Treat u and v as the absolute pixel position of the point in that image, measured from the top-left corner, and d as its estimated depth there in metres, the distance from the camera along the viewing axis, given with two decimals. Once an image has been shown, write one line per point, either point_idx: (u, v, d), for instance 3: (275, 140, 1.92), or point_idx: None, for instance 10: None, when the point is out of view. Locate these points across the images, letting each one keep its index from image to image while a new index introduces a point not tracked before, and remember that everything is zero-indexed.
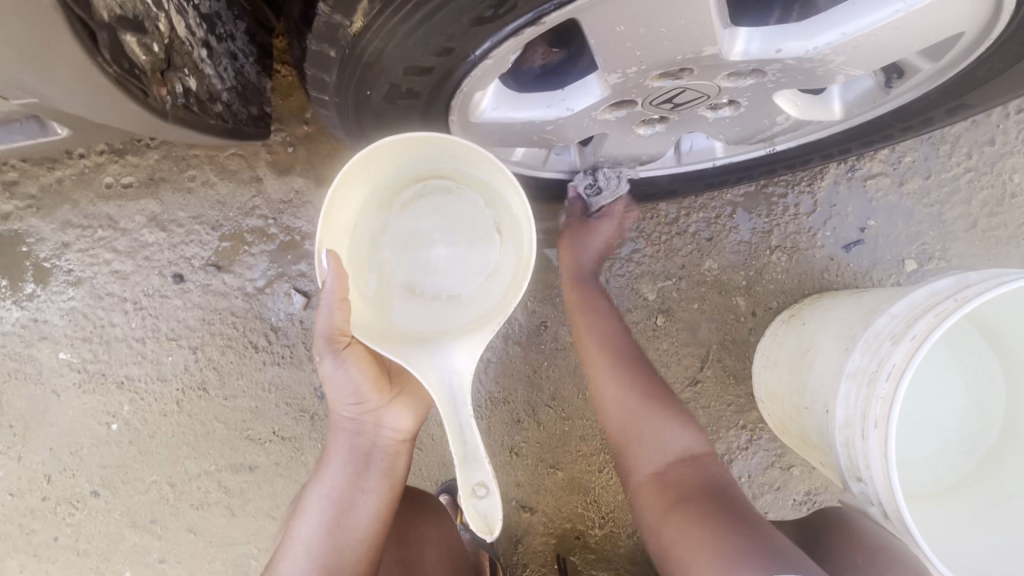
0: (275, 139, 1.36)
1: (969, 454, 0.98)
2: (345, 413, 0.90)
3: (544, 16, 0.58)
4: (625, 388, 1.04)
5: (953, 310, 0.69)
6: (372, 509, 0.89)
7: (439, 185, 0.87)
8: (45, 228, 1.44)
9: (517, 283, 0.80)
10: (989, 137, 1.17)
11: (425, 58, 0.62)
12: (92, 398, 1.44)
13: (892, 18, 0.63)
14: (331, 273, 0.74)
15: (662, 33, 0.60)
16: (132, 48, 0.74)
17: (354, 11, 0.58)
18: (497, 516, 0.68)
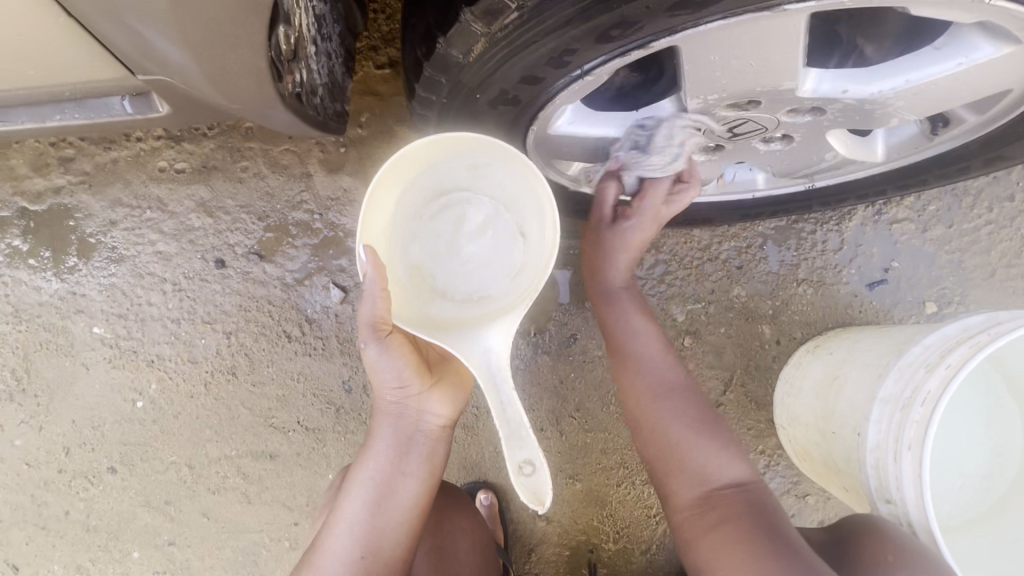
0: (329, 138, 1.41)
1: (988, 493, 1.00)
2: (387, 397, 0.90)
3: (653, 41, 0.64)
4: (672, 412, 0.95)
5: (987, 342, 0.74)
6: (411, 492, 0.91)
7: (465, 191, 0.91)
8: (94, 205, 1.48)
9: (545, 265, 0.81)
10: (1009, 193, 1.24)
11: (540, 70, 0.67)
12: (120, 374, 1.46)
13: (956, 70, 0.70)
14: (372, 264, 0.76)
15: (749, 65, 0.67)
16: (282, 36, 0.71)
17: (495, 20, 0.63)
18: (547, 487, 0.71)
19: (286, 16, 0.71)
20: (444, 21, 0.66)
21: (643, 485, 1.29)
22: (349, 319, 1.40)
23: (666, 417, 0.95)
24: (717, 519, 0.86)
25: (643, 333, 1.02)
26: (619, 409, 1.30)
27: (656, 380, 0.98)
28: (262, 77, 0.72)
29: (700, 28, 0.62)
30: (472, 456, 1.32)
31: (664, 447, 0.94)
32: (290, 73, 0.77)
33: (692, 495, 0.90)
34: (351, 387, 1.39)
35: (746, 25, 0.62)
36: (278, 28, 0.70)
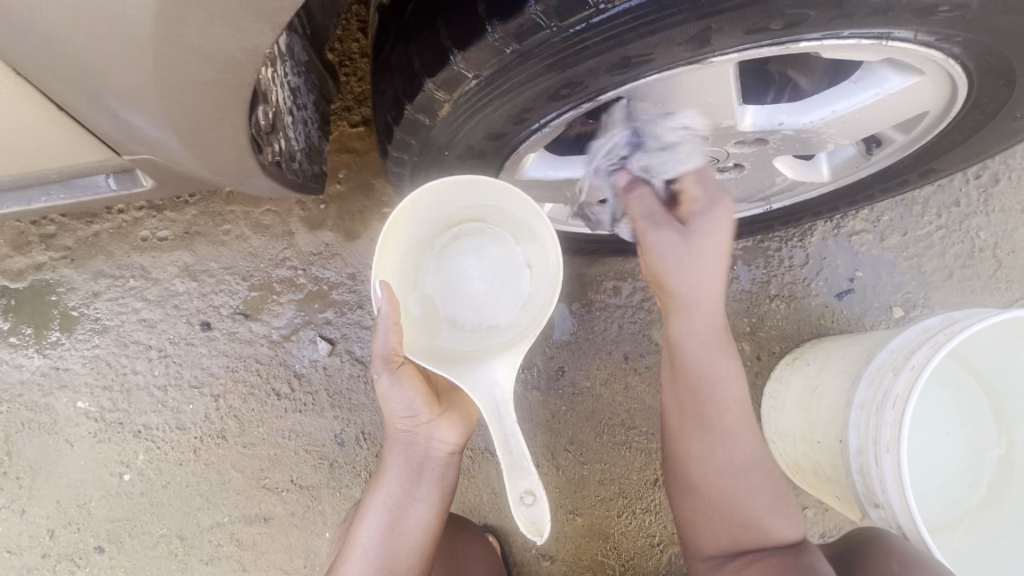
0: (309, 197, 1.46)
1: (974, 486, 1.04)
2: (398, 425, 0.93)
3: (601, 96, 0.70)
4: (717, 461, 0.83)
5: (946, 341, 0.78)
6: (423, 517, 0.94)
7: (476, 228, 0.96)
8: (77, 278, 1.49)
9: (548, 299, 0.85)
10: (954, 199, 1.33)
11: (502, 125, 0.73)
12: (106, 448, 1.43)
13: (875, 99, 0.77)
14: (385, 298, 0.80)
15: (690, 107, 0.74)
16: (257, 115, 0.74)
17: (457, 88, 0.68)
18: (546, 519, 0.71)
19: (262, 94, 0.75)
20: (406, 88, 0.71)
21: (643, 513, 1.29)
22: (338, 371, 1.41)
23: (715, 459, 0.83)
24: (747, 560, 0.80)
25: (721, 347, 0.83)
26: (613, 438, 1.31)
27: (736, 449, 0.83)
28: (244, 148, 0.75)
29: (640, 82, 0.68)
30: (469, 499, 1.31)
31: (703, 489, 0.83)
32: (266, 143, 0.79)
33: (719, 522, 0.82)
34: (344, 439, 1.39)
35: (682, 75, 0.68)
36: (254, 105, 0.73)
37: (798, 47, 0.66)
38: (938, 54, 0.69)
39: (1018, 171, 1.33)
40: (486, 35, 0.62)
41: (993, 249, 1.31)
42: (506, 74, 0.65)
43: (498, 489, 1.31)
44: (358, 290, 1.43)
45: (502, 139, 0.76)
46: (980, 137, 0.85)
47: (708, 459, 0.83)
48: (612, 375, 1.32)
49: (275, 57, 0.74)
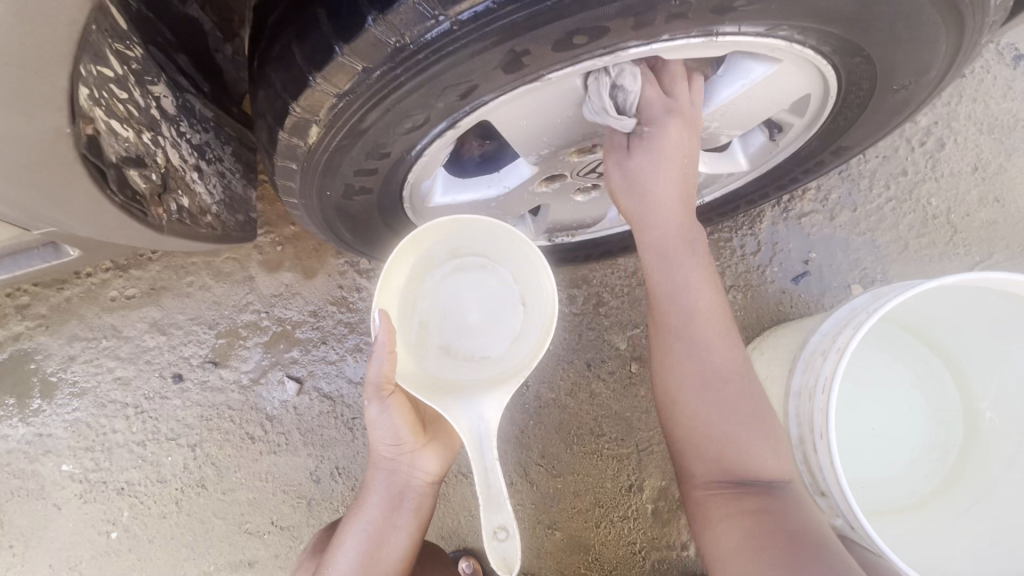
0: (265, 240, 1.48)
1: (940, 462, 1.01)
2: (383, 453, 0.93)
3: (458, 120, 0.64)
4: (719, 411, 0.76)
5: (866, 319, 0.77)
6: (402, 544, 0.94)
7: (475, 257, 0.91)
8: (53, 344, 1.49)
9: (543, 339, 0.82)
10: (901, 169, 1.31)
11: (367, 161, 0.67)
12: (92, 508, 1.44)
13: (741, 89, 0.75)
14: (382, 327, 0.78)
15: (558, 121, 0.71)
16: (136, 178, 0.75)
17: (306, 135, 0.62)
18: (518, 557, 0.71)
19: (140, 159, 0.75)
20: (272, 138, 0.66)
21: (621, 520, 1.27)
22: (308, 408, 1.42)
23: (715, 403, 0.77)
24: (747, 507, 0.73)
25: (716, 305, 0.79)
26: (583, 447, 1.29)
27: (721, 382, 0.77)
28: (129, 217, 0.76)
29: (488, 103, 0.63)
30: (446, 524, 1.30)
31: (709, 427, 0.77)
32: (156, 204, 0.80)
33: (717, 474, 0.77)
34: (319, 476, 1.40)
35: (530, 92, 0.64)
36: (132, 172, 0.74)
37: (630, 53, 0.61)
38: (802, 46, 0.67)
39: (962, 134, 1.31)
40: (312, 86, 0.58)
41: (945, 215, 1.29)
42: (347, 114, 0.60)
43: (474, 510, 1.30)
44: (320, 326, 1.44)
45: (375, 173, 0.70)
46: (871, 111, 0.83)
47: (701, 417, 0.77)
48: (576, 384, 1.30)
49: (150, 121, 0.77)
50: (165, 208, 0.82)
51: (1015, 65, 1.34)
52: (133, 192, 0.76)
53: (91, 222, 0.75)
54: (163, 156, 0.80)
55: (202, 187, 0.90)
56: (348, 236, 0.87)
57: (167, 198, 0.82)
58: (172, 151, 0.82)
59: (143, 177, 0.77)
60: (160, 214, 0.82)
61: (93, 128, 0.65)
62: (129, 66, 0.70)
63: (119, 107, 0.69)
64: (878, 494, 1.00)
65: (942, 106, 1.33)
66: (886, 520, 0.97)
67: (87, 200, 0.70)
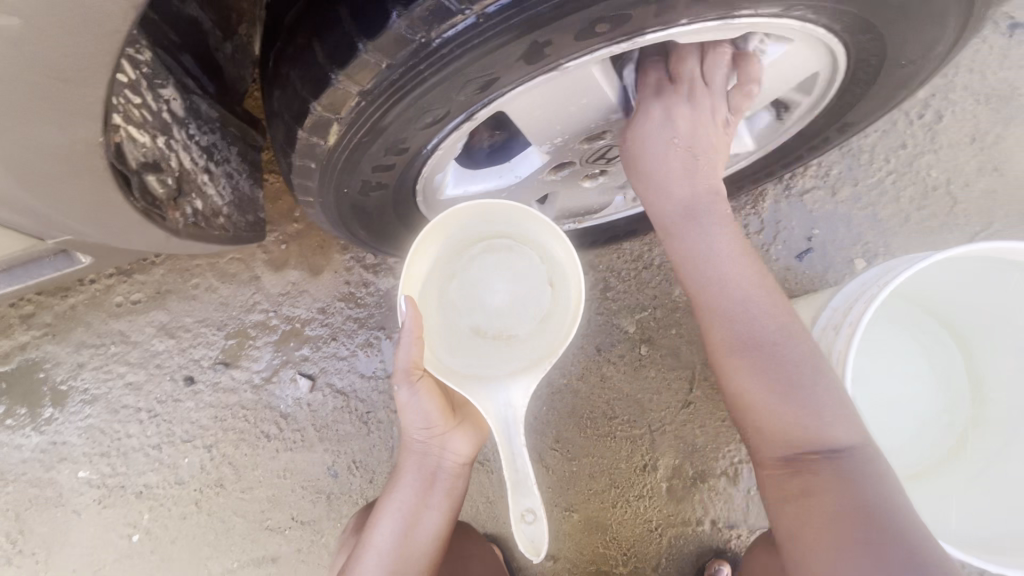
0: (269, 239, 1.47)
1: (951, 429, 1.03)
2: (415, 436, 0.95)
3: (476, 113, 0.65)
4: (757, 378, 0.77)
5: (876, 292, 0.79)
6: (435, 525, 0.94)
7: (501, 239, 0.93)
8: (61, 352, 1.49)
9: (571, 320, 0.83)
10: (900, 142, 1.32)
11: (385, 157, 0.67)
12: (112, 512, 1.45)
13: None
14: (409, 314, 0.79)
15: (573, 110, 0.71)
16: (153, 183, 0.77)
17: (326, 133, 0.62)
18: (545, 541, 0.73)
19: (156, 164, 0.77)
20: (289, 137, 0.66)
21: (638, 499, 1.29)
22: (322, 405, 1.43)
23: (755, 374, 0.77)
24: (801, 489, 0.73)
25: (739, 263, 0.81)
26: (596, 430, 1.31)
27: (762, 331, 0.78)
28: (149, 222, 0.78)
29: (504, 96, 0.63)
30: (467, 512, 1.32)
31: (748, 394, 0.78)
32: (173, 208, 0.82)
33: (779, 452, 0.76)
34: (337, 470, 1.42)
35: (546, 84, 0.64)
36: (149, 176, 0.76)
37: (648, 38, 0.61)
38: (814, 25, 0.68)
39: (960, 104, 1.32)
40: (332, 84, 0.58)
41: (945, 186, 1.30)
42: (367, 111, 0.60)
43: (492, 496, 1.32)
44: (329, 323, 1.45)
45: (393, 169, 0.70)
46: (878, 86, 0.84)
47: (747, 389, 0.77)
48: (587, 368, 1.32)
49: (162, 126, 0.77)
50: (181, 212, 0.84)
51: (1010, 34, 1.34)
52: (150, 198, 0.78)
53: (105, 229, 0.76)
54: (177, 160, 0.81)
55: (213, 189, 0.91)
56: (362, 232, 0.88)
57: (182, 202, 0.84)
58: (184, 155, 0.83)
59: (159, 182, 0.79)
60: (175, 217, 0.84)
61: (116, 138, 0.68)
62: (141, 72, 0.71)
63: (135, 114, 0.70)
64: (890, 463, 1.03)
65: (939, 78, 1.33)
66: (900, 487, 0.99)
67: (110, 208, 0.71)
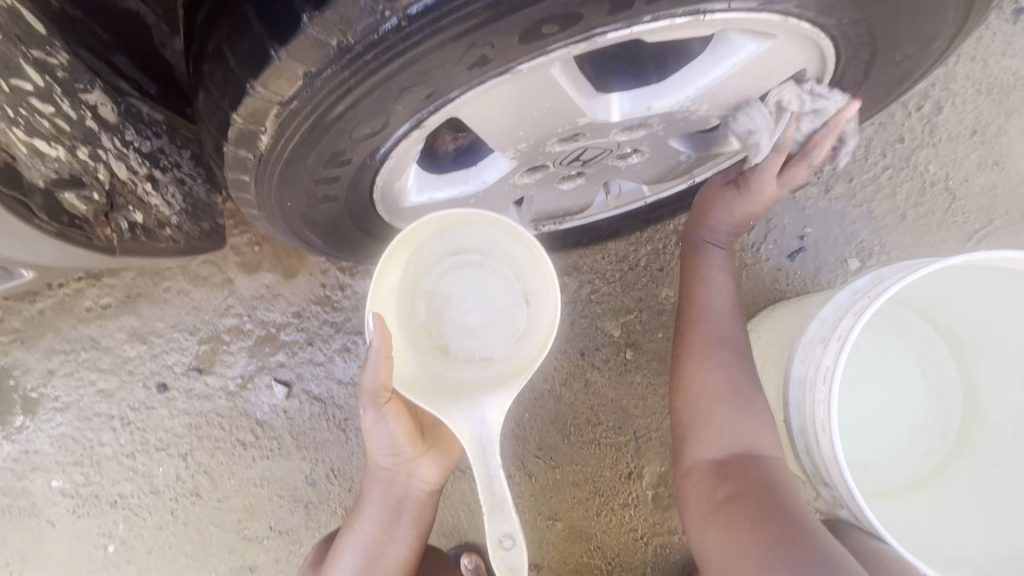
0: (242, 240, 1.42)
1: (942, 439, 0.99)
2: (381, 462, 0.94)
3: (423, 120, 0.59)
4: (720, 387, 0.92)
5: (866, 305, 0.74)
6: (400, 550, 0.96)
7: (474, 255, 0.91)
8: (30, 359, 1.44)
9: (545, 338, 0.82)
10: (898, 135, 1.26)
11: (326, 169, 0.61)
12: (87, 522, 1.42)
13: (732, 70, 0.69)
14: (377, 333, 0.76)
15: (534, 114, 0.65)
16: (72, 201, 0.75)
17: (254, 145, 0.57)
18: (523, 563, 0.72)
19: (77, 179, 0.75)
20: (219, 148, 0.61)
21: (623, 507, 1.26)
22: (299, 412, 1.39)
23: (713, 389, 0.92)
24: (730, 498, 0.83)
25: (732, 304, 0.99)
26: (581, 437, 1.27)
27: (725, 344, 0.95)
28: (71, 241, 0.77)
29: (454, 101, 0.58)
30: (448, 521, 1.28)
31: (700, 408, 0.92)
32: (100, 224, 0.80)
33: (717, 460, 0.89)
34: (315, 479, 1.38)
35: (499, 87, 0.58)
36: (66, 194, 0.74)
37: (606, 39, 0.55)
38: (799, 20, 0.62)
39: (960, 95, 1.26)
40: (248, 95, 0.53)
41: (944, 181, 1.25)
42: (296, 121, 0.54)
43: (474, 505, 1.29)
44: (305, 328, 1.40)
45: (338, 180, 0.65)
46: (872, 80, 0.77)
47: (703, 388, 0.92)
48: (571, 374, 1.28)
49: (86, 135, 0.74)
50: (113, 228, 0.82)
51: (1015, 20, 1.27)
52: (70, 216, 0.76)
53: (10, 240, 0.72)
54: (105, 171, 0.78)
55: (158, 198, 0.87)
56: (320, 241, 0.82)
57: (114, 217, 0.82)
58: (118, 165, 0.80)
59: (82, 199, 0.77)
60: (106, 233, 0.82)
61: (3, 154, 0.65)
62: (50, 76, 0.68)
63: (41, 125, 0.68)
64: (878, 474, 0.99)
65: (940, 67, 1.27)
66: (891, 501, 0.95)
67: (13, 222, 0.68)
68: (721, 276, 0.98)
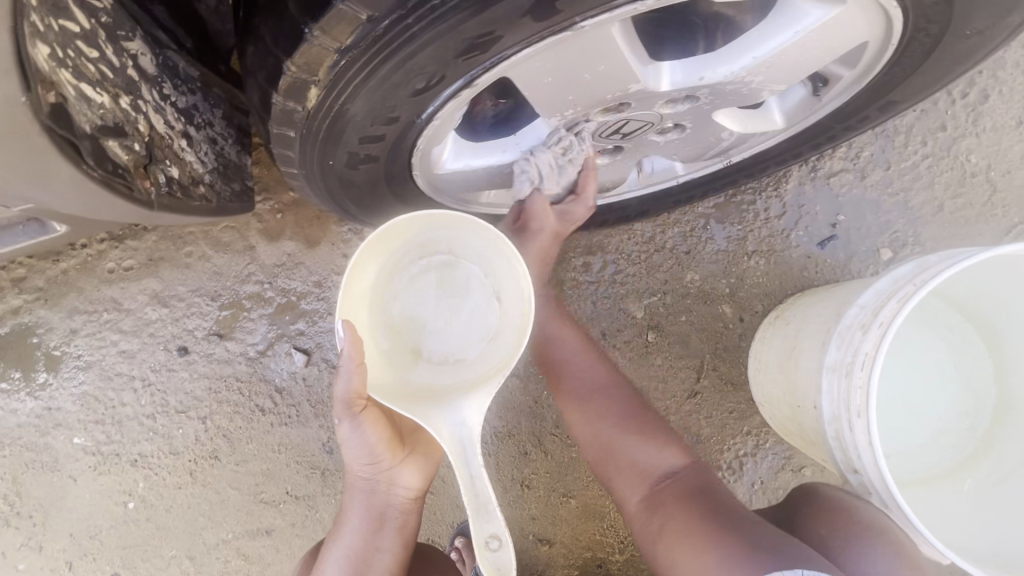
0: (264, 208, 1.41)
1: (971, 433, 0.98)
2: (359, 472, 0.91)
3: (475, 79, 0.59)
4: (605, 426, 0.99)
5: (912, 293, 0.72)
6: (387, 565, 0.91)
7: (444, 257, 0.90)
8: (54, 318, 1.45)
9: (520, 334, 0.80)
10: (940, 124, 1.22)
11: (374, 126, 0.62)
12: (108, 479, 1.45)
13: (795, 39, 0.67)
14: (348, 340, 0.73)
15: (586, 78, 0.63)
16: (115, 149, 0.74)
17: (304, 98, 0.58)
18: (512, 566, 0.65)
19: (118, 127, 0.74)
20: (265, 101, 0.62)
21: None
22: (317, 380, 1.40)
23: (596, 428, 1.01)
24: (664, 525, 0.86)
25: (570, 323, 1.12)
26: None
27: (584, 371, 1.06)
28: (113, 191, 0.75)
29: (510, 58, 0.57)
30: (462, 493, 1.29)
31: (602, 451, 0.99)
32: (141, 176, 0.79)
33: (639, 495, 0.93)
34: (332, 446, 1.40)
35: (558, 47, 0.58)
36: (109, 142, 0.73)
37: None
38: None
39: (1008, 84, 1.22)
40: (305, 39, 0.53)
41: (985, 172, 1.21)
42: (350, 70, 0.55)
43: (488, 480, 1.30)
44: (326, 297, 1.40)
45: (384, 139, 0.65)
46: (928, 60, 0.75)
47: (589, 433, 1.02)
48: None
49: (127, 84, 0.74)
50: (151, 181, 0.80)
51: None
52: (114, 165, 0.74)
53: (59, 192, 0.71)
54: (145, 122, 0.77)
55: (193, 155, 0.86)
56: (353, 206, 0.82)
57: (152, 170, 0.80)
58: (156, 117, 0.79)
59: (124, 148, 0.76)
60: (145, 187, 0.81)
61: (56, 94, 0.62)
62: (99, 20, 0.68)
63: (88, 68, 0.67)
64: (903, 466, 0.99)
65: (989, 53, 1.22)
66: (916, 493, 0.94)
67: (63, 173, 0.67)
68: (561, 324, 1.10)
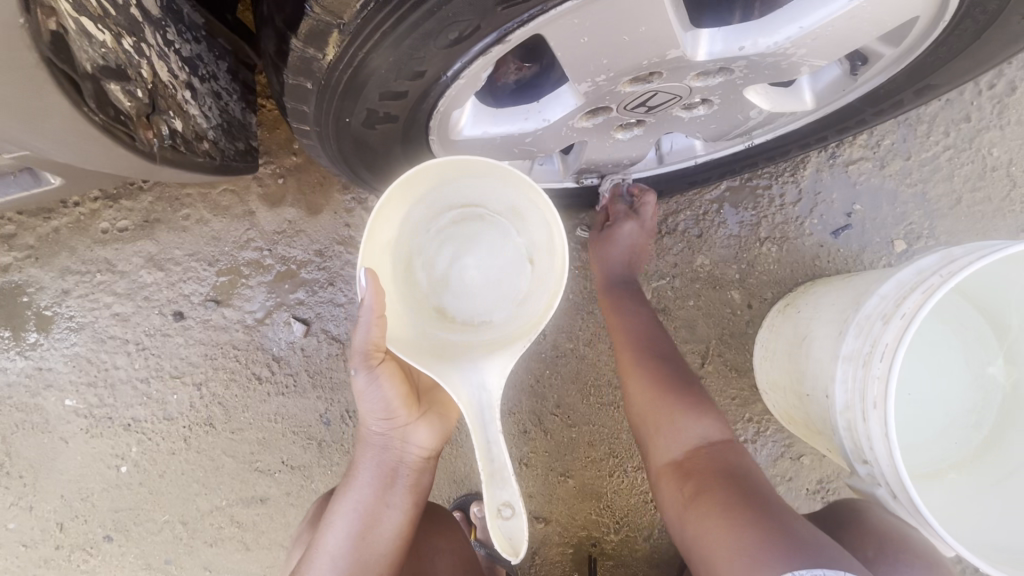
0: (265, 172, 1.36)
1: (977, 427, 0.99)
2: (373, 427, 0.89)
3: (509, 34, 0.57)
4: (644, 380, 0.99)
5: (940, 285, 0.70)
6: (396, 524, 0.90)
7: (474, 214, 0.88)
8: (44, 277, 1.41)
9: (550, 298, 0.79)
10: (964, 114, 1.19)
11: (398, 82, 0.60)
12: (99, 442, 1.43)
13: (846, 8, 0.63)
14: (369, 289, 0.72)
15: (625, 41, 0.60)
16: (118, 95, 0.70)
17: (326, 45, 0.56)
18: (523, 536, 0.67)
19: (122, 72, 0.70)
20: (281, 49, 0.60)
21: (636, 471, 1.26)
22: (316, 350, 1.38)
23: (639, 389, 0.99)
24: (694, 493, 0.85)
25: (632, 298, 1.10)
26: (601, 399, 1.26)
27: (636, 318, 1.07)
28: (112, 139, 0.72)
29: (549, 11, 0.55)
30: (460, 469, 1.29)
31: (640, 415, 0.98)
32: (143, 127, 0.77)
33: (674, 456, 0.92)
34: (329, 418, 1.38)
35: (598, 3, 0.56)
36: (112, 86, 0.69)
37: None
38: None
39: None
40: None
41: (1006, 167, 1.19)
42: (380, 16, 0.53)
43: None
44: (327, 267, 1.37)
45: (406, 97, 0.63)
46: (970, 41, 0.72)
47: (637, 392, 0.99)
48: (596, 335, 1.25)
49: (131, 24, 0.69)
50: (155, 132, 0.78)
51: None
52: (116, 112, 0.71)
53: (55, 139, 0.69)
54: (149, 69, 0.73)
55: (197, 108, 0.84)
56: (365, 172, 0.80)
57: (156, 120, 0.78)
58: (160, 64, 0.76)
59: (127, 94, 0.72)
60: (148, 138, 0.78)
61: (57, 24, 0.58)
62: None
63: (89, 3, 0.62)
64: (910, 457, 0.99)
65: None
66: (921, 485, 0.95)
67: (59, 114, 0.65)
68: (634, 305, 1.09)
